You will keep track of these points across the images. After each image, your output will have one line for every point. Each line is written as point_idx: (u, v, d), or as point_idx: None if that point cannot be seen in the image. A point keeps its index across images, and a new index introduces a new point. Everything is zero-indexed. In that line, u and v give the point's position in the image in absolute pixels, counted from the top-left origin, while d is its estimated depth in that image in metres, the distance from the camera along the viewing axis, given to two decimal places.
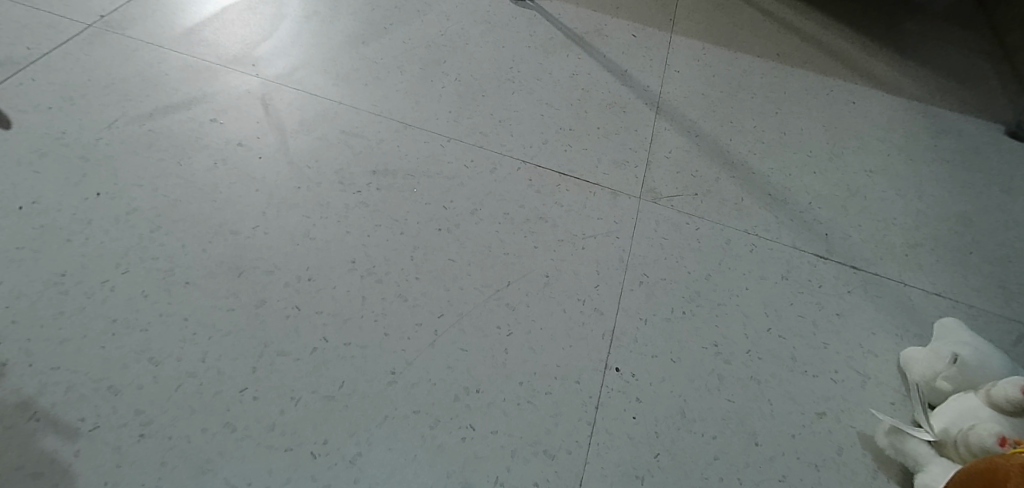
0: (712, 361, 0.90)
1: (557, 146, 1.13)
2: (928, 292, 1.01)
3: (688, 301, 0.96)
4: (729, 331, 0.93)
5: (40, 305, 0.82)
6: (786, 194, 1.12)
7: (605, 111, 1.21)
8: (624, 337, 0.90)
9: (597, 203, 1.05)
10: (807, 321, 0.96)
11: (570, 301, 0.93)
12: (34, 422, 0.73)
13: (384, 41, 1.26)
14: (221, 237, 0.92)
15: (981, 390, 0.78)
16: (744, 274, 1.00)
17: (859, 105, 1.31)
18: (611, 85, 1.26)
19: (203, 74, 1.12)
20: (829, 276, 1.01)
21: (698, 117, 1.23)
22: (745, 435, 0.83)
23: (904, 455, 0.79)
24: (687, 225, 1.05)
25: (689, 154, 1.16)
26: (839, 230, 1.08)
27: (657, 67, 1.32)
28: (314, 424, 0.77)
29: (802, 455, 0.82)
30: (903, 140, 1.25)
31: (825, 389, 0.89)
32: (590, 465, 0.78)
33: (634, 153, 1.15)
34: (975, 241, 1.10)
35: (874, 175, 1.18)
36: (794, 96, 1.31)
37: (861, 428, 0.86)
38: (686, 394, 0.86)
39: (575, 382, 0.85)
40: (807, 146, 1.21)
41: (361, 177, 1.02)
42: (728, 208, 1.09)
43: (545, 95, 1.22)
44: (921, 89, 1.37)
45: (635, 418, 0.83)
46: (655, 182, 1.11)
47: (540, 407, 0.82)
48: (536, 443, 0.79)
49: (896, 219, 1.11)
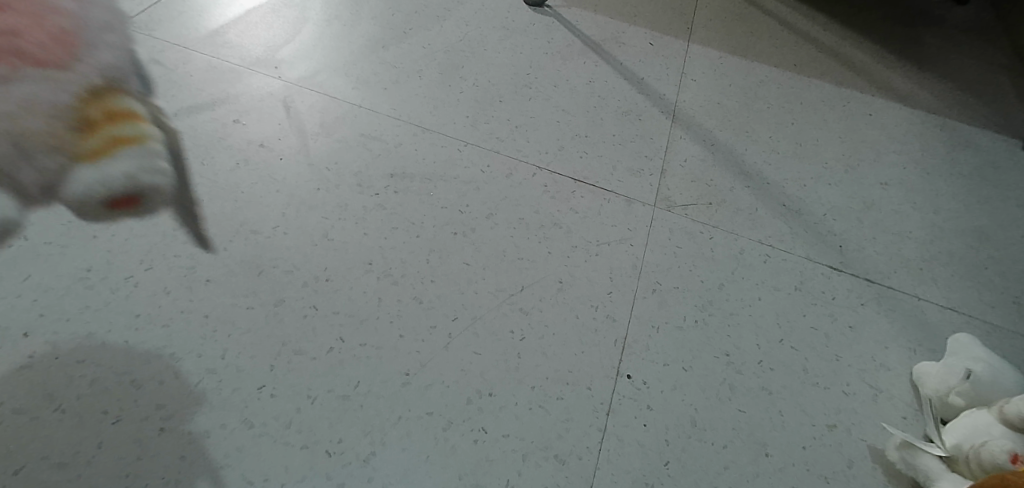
0: (723, 371, 0.90)
1: (572, 153, 1.14)
2: (942, 307, 1.01)
3: (701, 309, 0.96)
4: (741, 341, 0.94)
5: (67, 299, 0.84)
6: (801, 205, 1.13)
7: (622, 119, 1.22)
8: (636, 344, 0.91)
9: (612, 210, 1.06)
10: (819, 333, 0.96)
11: (583, 307, 0.94)
12: (59, 413, 0.75)
13: (404, 46, 1.27)
14: (242, 236, 0.94)
15: (994, 407, 0.78)
16: (757, 284, 1.00)
17: (876, 117, 1.31)
18: (627, 93, 1.27)
19: (228, 75, 1.15)
20: (843, 288, 1.02)
21: (714, 126, 1.24)
22: (756, 445, 0.84)
23: (915, 469, 0.80)
24: (701, 234, 1.05)
25: (703, 163, 1.17)
26: (854, 242, 1.08)
27: (674, 75, 1.33)
28: (329, 423, 0.78)
29: (813, 467, 0.83)
30: (920, 153, 1.25)
31: (837, 401, 0.90)
32: (599, 471, 0.79)
33: (650, 162, 1.15)
34: (990, 257, 1.09)
35: (890, 188, 1.18)
36: (810, 107, 1.31)
37: (872, 442, 0.86)
38: (697, 403, 0.87)
39: (587, 388, 0.86)
40: (823, 158, 1.21)
41: (379, 180, 1.04)
42: (743, 218, 1.09)
43: (561, 101, 1.23)
44: (939, 102, 1.36)
45: (646, 425, 0.84)
46: (669, 190, 1.11)
47: (552, 412, 0.83)
48: (546, 448, 0.80)
49: (912, 232, 1.11)
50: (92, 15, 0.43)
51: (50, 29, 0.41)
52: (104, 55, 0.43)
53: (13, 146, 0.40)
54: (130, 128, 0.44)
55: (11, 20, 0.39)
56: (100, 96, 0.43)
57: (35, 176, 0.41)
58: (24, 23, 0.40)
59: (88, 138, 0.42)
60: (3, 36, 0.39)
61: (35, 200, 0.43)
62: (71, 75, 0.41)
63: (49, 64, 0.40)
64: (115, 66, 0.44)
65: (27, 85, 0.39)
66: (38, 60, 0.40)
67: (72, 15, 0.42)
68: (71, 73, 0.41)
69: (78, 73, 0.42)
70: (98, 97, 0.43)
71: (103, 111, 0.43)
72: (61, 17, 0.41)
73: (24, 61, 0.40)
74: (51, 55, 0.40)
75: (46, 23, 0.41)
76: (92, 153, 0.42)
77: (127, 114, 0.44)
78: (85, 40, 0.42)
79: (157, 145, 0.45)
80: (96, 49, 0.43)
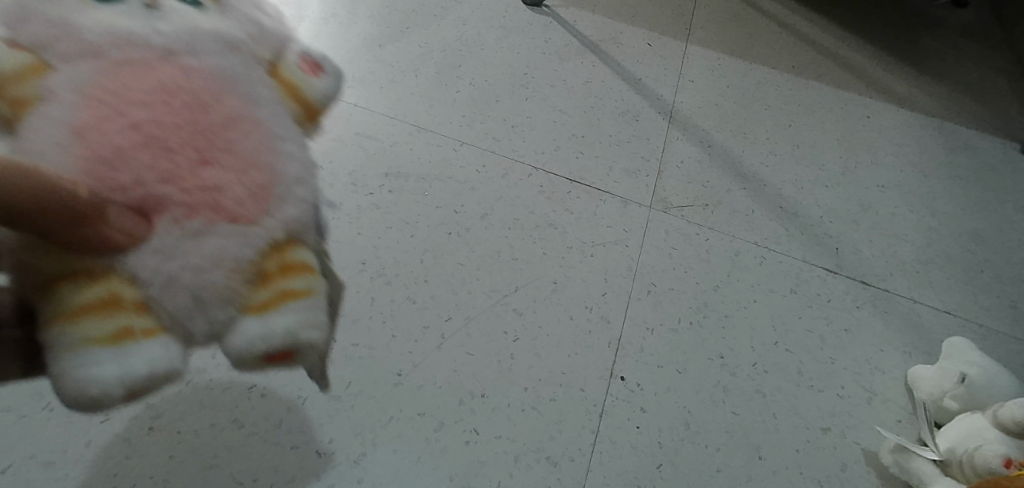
0: (717, 373, 0.90)
1: (569, 153, 1.14)
2: (937, 310, 1.01)
3: (696, 311, 0.96)
4: (736, 343, 0.93)
5: None
6: (798, 206, 1.12)
7: (619, 120, 1.21)
8: (630, 345, 0.91)
9: (607, 211, 1.06)
10: (815, 336, 0.96)
11: (577, 308, 0.93)
12: (46, 412, 0.74)
13: (400, 44, 1.27)
14: None
15: (988, 411, 0.78)
16: (752, 286, 1.00)
17: (874, 120, 1.30)
18: (625, 93, 1.27)
19: None
20: (839, 291, 1.01)
21: (712, 127, 1.23)
22: (749, 447, 0.84)
23: (908, 472, 0.80)
24: (696, 236, 1.05)
25: (700, 164, 1.16)
26: (850, 245, 1.08)
27: (672, 76, 1.32)
28: (321, 423, 0.78)
29: (805, 470, 0.84)
30: (918, 155, 1.25)
31: (830, 404, 0.90)
32: (591, 473, 0.79)
33: (646, 163, 1.15)
34: (986, 260, 1.09)
35: (887, 191, 1.17)
36: (808, 108, 1.31)
37: (865, 445, 0.87)
38: (691, 405, 0.87)
39: (580, 389, 0.86)
40: (821, 160, 1.21)
41: (374, 179, 1.03)
42: (739, 220, 1.09)
43: (559, 102, 1.22)
44: (937, 105, 1.36)
45: (639, 428, 0.84)
46: (665, 191, 1.11)
47: (545, 413, 0.83)
48: (539, 449, 0.80)
49: (908, 235, 1.11)
50: (290, 165, 0.40)
51: (251, 182, 0.37)
52: (293, 208, 0.39)
53: (193, 301, 0.35)
54: (301, 282, 0.39)
55: (216, 171, 0.36)
56: (283, 248, 0.38)
57: (207, 328, 0.36)
58: (226, 173, 0.36)
59: (260, 291, 0.37)
60: (206, 189, 0.36)
61: (200, 345, 0.38)
62: (261, 229, 0.37)
63: (240, 219, 0.36)
64: (302, 222, 0.39)
65: (215, 239, 0.36)
66: (232, 214, 0.36)
67: (269, 168, 0.38)
68: (261, 227, 0.37)
69: (265, 227, 0.37)
70: (277, 250, 0.38)
71: (281, 263, 0.38)
72: (263, 171, 0.38)
73: (221, 217, 0.36)
74: (246, 210, 0.37)
75: (248, 177, 0.37)
76: (262, 307, 0.37)
77: (303, 267, 0.39)
78: (278, 194, 0.38)
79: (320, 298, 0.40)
80: (287, 202, 0.39)
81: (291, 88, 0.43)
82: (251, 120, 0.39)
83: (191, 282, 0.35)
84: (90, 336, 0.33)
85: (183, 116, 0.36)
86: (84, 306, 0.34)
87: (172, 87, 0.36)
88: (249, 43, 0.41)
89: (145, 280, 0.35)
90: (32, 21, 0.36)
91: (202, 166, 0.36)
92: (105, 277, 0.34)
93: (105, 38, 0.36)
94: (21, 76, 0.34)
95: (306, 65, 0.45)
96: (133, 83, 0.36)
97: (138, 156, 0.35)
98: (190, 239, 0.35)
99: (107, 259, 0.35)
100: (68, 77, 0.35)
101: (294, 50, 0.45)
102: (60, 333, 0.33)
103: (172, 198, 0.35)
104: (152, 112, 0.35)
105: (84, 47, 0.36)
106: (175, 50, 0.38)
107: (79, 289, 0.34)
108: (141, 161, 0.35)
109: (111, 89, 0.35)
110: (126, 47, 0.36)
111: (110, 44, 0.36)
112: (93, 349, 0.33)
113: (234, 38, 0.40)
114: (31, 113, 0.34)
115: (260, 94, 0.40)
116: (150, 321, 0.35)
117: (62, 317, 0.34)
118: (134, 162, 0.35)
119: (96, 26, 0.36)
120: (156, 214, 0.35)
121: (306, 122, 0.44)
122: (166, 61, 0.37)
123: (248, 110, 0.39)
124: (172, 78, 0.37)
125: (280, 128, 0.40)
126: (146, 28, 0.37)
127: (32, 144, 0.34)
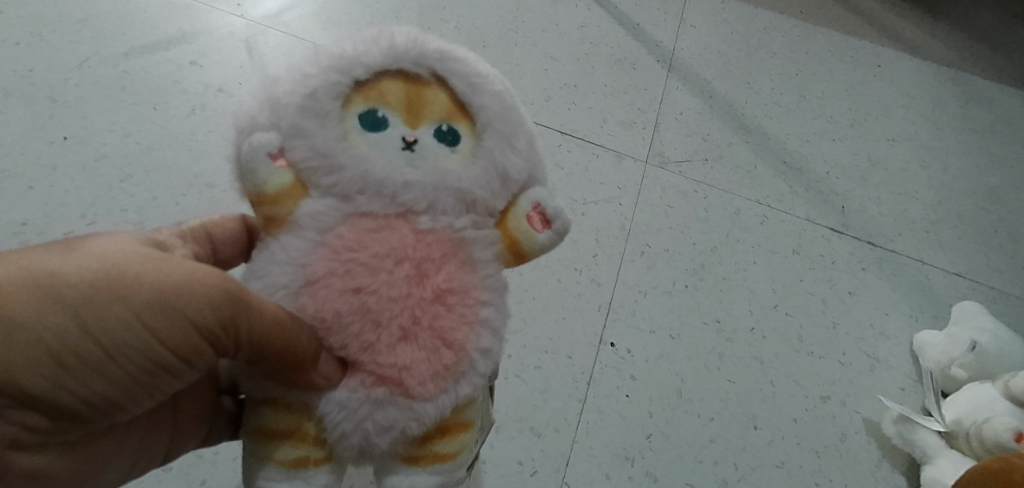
0: (713, 339, 0.86)
1: (560, 104, 1.06)
2: (947, 272, 0.97)
3: (691, 274, 0.90)
4: (733, 307, 0.88)
5: None
6: (803, 161, 1.05)
7: (614, 69, 1.12)
8: (621, 309, 0.85)
9: (601, 165, 0.99)
10: (817, 299, 0.91)
11: (566, 270, 0.87)
12: None
13: None
14: (195, 189, 0.87)
15: (998, 381, 0.74)
16: (752, 247, 0.94)
17: (885, 69, 1.20)
18: (621, 39, 1.17)
19: (184, 13, 1.02)
20: (843, 252, 0.96)
21: (714, 76, 1.15)
22: (744, 417, 0.81)
23: (911, 444, 0.77)
24: (694, 193, 0.98)
25: (701, 117, 1.08)
26: (857, 203, 1.02)
27: (672, 20, 1.22)
28: None
29: (802, 441, 0.81)
30: (932, 107, 1.16)
31: (830, 371, 0.86)
32: (577, 444, 0.76)
33: (643, 114, 1.07)
34: (1000, 219, 1.04)
35: (896, 145, 1.10)
36: (816, 57, 1.20)
37: (867, 414, 0.84)
38: (684, 373, 0.83)
39: (566, 356, 0.81)
40: (828, 111, 1.13)
41: None
42: (740, 176, 1.02)
43: (550, 48, 1.13)
44: (957, 52, 1.26)
45: (628, 397, 0.80)
46: (662, 145, 1.03)
47: (529, 382, 0.79)
48: (522, 420, 0.76)
49: (919, 192, 1.05)
50: (481, 338, 0.40)
51: (438, 363, 0.38)
52: (466, 386, 0.40)
53: (358, 449, 0.40)
54: (454, 443, 0.41)
55: (410, 351, 0.38)
56: (449, 415, 0.40)
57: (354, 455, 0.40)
58: (418, 353, 0.38)
59: (417, 445, 0.40)
60: (396, 367, 0.38)
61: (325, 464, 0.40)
62: (432, 407, 0.39)
63: (417, 395, 0.38)
64: (472, 395, 0.41)
65: (392, 410, 0.38)
66: (410, 391, 0.38)
67: (467, 347, 0.39)
68: (432, 404, 0.39)
69: (438, 404, 0.39)
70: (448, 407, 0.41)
71: (443, 427, 0.40)
72: (454, 350, 0.39)
73: (400, 392, 0.38)
74: (424, 391, 0.38)
75: (438, 357, 0.38)
76: (413, 460, 0.40)
77: (460, 429, 0.41)
78: (460, 372, 0.39)
79: (463, 457, 0.42)
80: (465, 380, 0.40)
81: (512, 241, 0.43)
82: (459, 289, 0.39)
83: (360, 441, 0.39)
84: (275, 457, 0.39)
85: (399, 288, 0.38)
86: (275, 430, 0.39)
87: (400, 252, 0.38)
88: (485, 201, 0.41)
89: (326, 425, 0.39)
90: (305, 144, 0.39)
91: (401, 343, 0.38)
92: (301, 415, 0.39)
93: (356, 186, 0.39)
94: (278, 199, 0.40)
95: (537, 216, 0.43)
96: (370, 247, 0.38)
97: (350, 323, 0.38)
98: (370, 406, 0.38)
99: (304, 403, 0.39)
100: (319, 213, 0.39)
101: (532, 197, 0.43)
102: (257, 442, 0.40)
103: (366, 365, 0.38)
104: (377, 281, 0.38)
105: (336, 187, 0.39)
106: (412, 209, 0.40)
107: (274, 414, 0.39)
108: (354, 329, 0.38)
109: (349, 244, 0.38)
110: (372, 199, 0.39)
111: (360, 192, 0.39)
112: (269, 463, 0.39)
113: (473, 197, 0.41)
114: (285, 236, 0.40)
115: (478, 256, 0.41)
116: (321, 452, 0.40)
117: (263, 430, 0.40)
118: (348, 331, 0.38)
119: (354, 167, 0.39)
120: (353, 374, 0.39)
121: (516, 261, 0.44)
122: (401, 220, 0.39)
123: (459, 280, 0.40)
124: (401, 243, 0.39)
125: (486, 292, 0.41)
126: (397, 175, 0.39)
127: (281, 275, 0.39)
